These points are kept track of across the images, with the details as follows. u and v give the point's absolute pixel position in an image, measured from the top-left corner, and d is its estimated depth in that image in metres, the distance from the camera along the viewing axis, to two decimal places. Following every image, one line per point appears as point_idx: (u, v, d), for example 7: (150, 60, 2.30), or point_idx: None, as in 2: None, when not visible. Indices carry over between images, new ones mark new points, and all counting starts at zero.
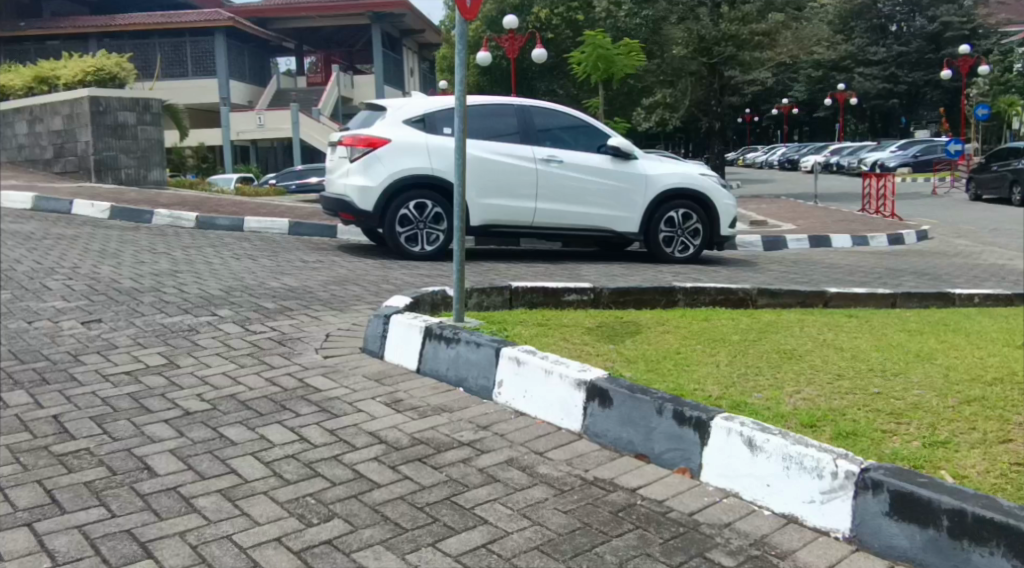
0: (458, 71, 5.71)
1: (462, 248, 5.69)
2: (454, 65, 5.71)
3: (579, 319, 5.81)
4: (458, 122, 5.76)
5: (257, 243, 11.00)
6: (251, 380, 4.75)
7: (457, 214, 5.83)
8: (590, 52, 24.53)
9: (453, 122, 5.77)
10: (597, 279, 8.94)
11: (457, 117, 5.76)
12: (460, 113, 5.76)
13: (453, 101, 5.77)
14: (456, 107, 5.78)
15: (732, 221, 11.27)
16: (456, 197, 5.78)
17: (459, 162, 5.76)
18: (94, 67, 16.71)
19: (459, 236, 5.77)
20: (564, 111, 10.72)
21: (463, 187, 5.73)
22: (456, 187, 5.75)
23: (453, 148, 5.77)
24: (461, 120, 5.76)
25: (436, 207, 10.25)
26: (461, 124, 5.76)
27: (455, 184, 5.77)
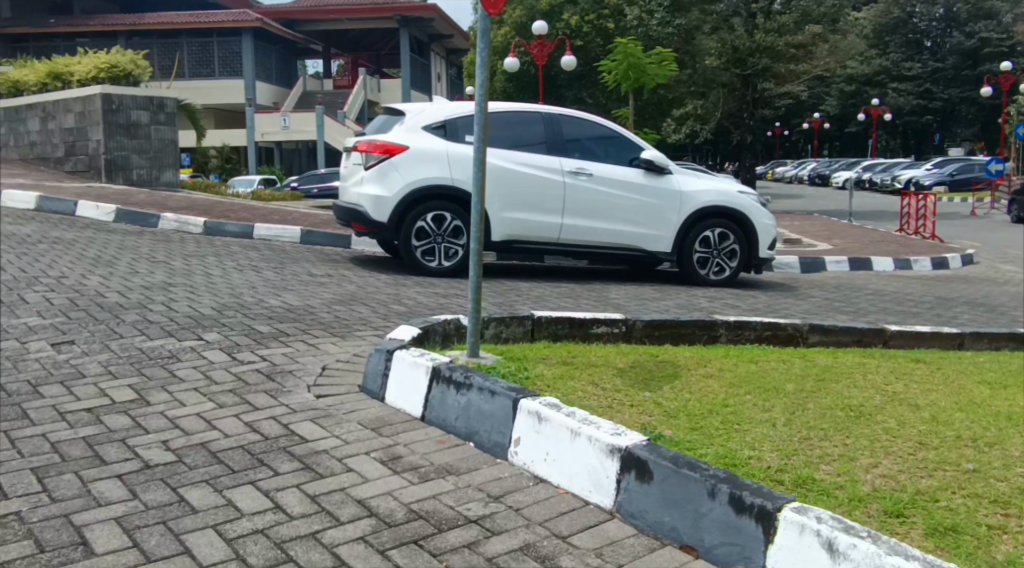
0: (481, 71, 5.04)
1: (478, 273, 5.03)
2: (476, 63, 5.04)
3: (609, 358, 5.12)
4: (479, 130, 5.10)
5: (265, 253, 10.39)
6: (228, 425, 4.09)
7: (474, 235, 5.15)
8: (620, 60, 23.78)
9: (474, 129, 5.11)
10: (627, 304, 8.25)
11: (478, 123, 5.09)
12: (481, 118, 5.10)
13: (474, 104, 5.11)
14: (477, 112, 5.11)
15: (771, 242, 10.51)
16: (475, 215, 5.09)
17: (479, 174, 5.09)
18: (109, 63, 16.23)
19: (476, 260, 5.11)
20: (594, 120, 10.06)
21: (482, 204, 5.05)
22: (474, 203, 5.07)
23: (473, 158, 5.10)
24: (482, 127, 5.10)
25: (455, 220, 9.58)
26: (482, 132, 5.10)
27: (473, 200, 5.09)
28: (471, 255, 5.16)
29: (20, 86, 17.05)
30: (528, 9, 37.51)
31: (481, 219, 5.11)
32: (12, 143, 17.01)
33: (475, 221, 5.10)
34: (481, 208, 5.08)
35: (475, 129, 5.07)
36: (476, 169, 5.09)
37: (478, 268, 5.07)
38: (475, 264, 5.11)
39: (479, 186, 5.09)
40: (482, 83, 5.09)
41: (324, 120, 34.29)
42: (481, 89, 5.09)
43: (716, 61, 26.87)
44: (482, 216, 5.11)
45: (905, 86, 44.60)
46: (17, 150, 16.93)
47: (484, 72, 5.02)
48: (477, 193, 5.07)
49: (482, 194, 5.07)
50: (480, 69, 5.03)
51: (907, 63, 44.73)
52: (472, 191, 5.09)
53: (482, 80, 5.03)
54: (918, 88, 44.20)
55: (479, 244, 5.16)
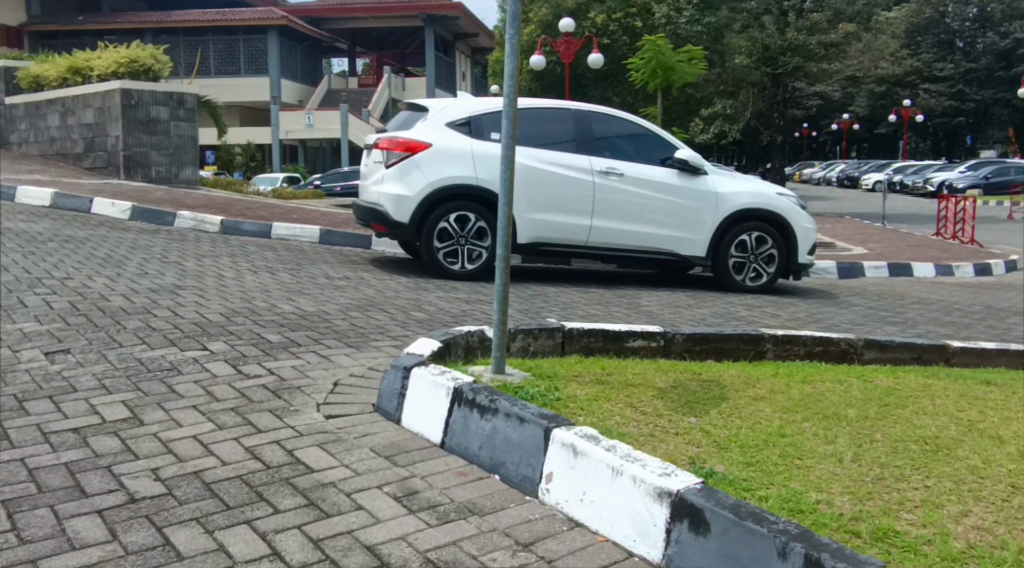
0: (510, 58, 4.58)
1: (504, 281, 4.59)
2: (505, 51, 4.59)
3: (649, 377, 4.67)
4: (507, 125, 4.66)
5: (282, 254, 10.01)
6: (227, 451, 3.68)
7: (500, 238, 4.70)
8: (649, 58, 23.32)
9: (501, 124, 4.66)
10: (662, 313, 7.79)
11: (506, 118, 4.65)
12: (510, 112, 4.65)
13: (502, 96, 4.67)
14: (506, 105, 4.68)
15: (811, 248, 9.97)
16: (503, 217, 4.65)
17: (508, 173, 4.64)
18: (129, 58, 15.49)
19: (503, 265, 4.66)
20: (626, 118, 9.60)
21: (510, 205, 4.60)
22: (502, 205, 4.63)
23: (501, 157, 4.66)
24: (511, 121, 4.65)
25: (480, 221, 9.15)
26: (511, 127, 4.66)
27: (500, 202, 4.65)
28: (497, 261, 4.71)
29: (41, 81, 16.84)
30: (555, 7, 37.15)
31: (508, 221, 4.67)
32: (32, 138, 16.78)
33: (503, 224, 4.66)
34: (509, 209, 4.63)
35: (502, 125, 4.63)
36: (504, 167, 4.64)
37: (505, 275, 4.63)
38: (502, 270, 4.66)
39: (508, 184, 4.63)
40: (511, 72, 4.63)
41: (349, 118, 33.99)
42: (510, 79, 4.65)
43: (747, 60, 26.27)
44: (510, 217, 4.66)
45: (938, 87, 43.87)
46: (37, 146, 16.71)
47: (514, 60, 4.56)
48: (505, 193, 4.63)
49: (510, 194, 4.63)
50: (508, 55, 4.58)
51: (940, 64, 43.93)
52: (500, 191, 4.64)
53: (512, 69, 4.58)
54: (950, 89, 43.45)
55: (505, 248, 4.71)
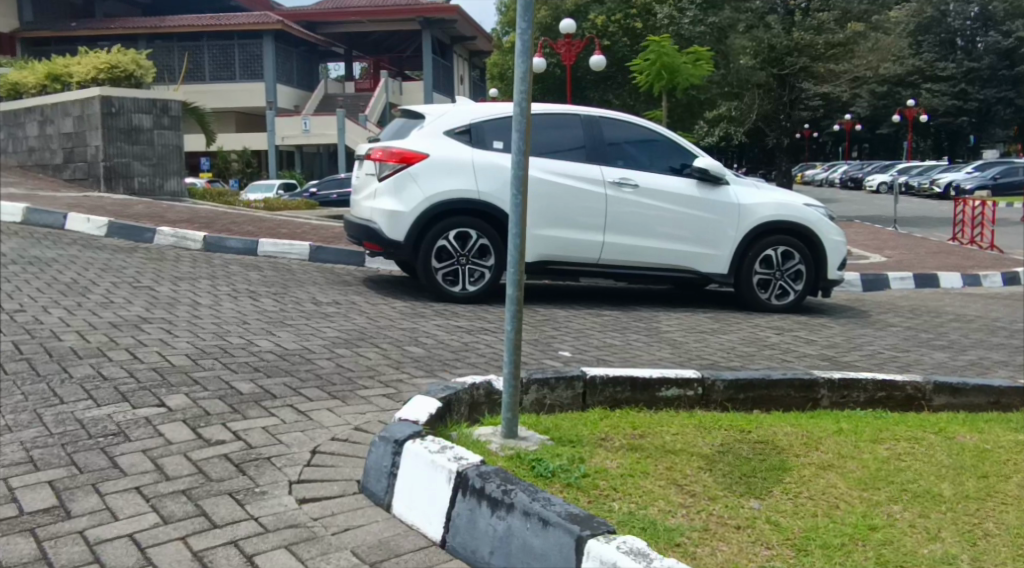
0: (521, 56, 3.75)
1: (516, 327, 3.76)
2: (516, 48, 3.75)
3: (692, 440, 3.89)
4: (519, 138, 3.84)
5: (268, 274, 9.24)
6: (170, 560, 2.91)
7: (511, 270, 3.81)
8: (653, 58, 22.60)
9: (512, 137, 3.83)
10: (686, 343, 7.01)
11: (518, 129, 3.84)
12: (522, 120, 3.85)
13: (513, 103, 3.85)
14: (516, 114, 3.86)
15: (841, 262, 9.16)
16: (514, 249, 3.80)
17: (520, 196, 3.78)
18: (109, 63, 14.83)
19: (514, 307, 3.78)
20: (639, 124, 8.84)
21: (523, 234, 3.77)
22: (512, 233, 3.78)
23: (511, 177, 3.82)
24: (524, 132, 3.85)
25: (482, 238, 8.37)
26: (523, 141, 3.84)
27: (510, 231, 3.80)
28: (507, 302, 3.83)
29: (19, 90, 16.05)
30: (554, 9, 36.51)
31: (521, 253, 3.81)
32: (11, 149, 16.01)
33: (513, 259, 3.80)
34: (521, 237, 3.78)
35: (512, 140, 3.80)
36: (516, 188, 3.80)
37: (516, 319, 3.77)
38: (513, 314, 3.78)
39: (521, 208, 3.77)
40: (522, 73, 3.80)
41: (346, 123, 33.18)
42: (521, 82, 3.81)
43: (752, 60, 25.53)
44: (522, 246, 3.82)
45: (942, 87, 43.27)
46: (16, 157, 15.92)
47: (527, 59, 3.73)
48: (517, 220, 3.78)
49: (522, 221, 3.77)
50: (519, 52, 3.74)
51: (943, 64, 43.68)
52: (510, 216, 3.78)
53: (524, 69, 3.75)
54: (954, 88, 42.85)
55: (516, 287, 3.80)
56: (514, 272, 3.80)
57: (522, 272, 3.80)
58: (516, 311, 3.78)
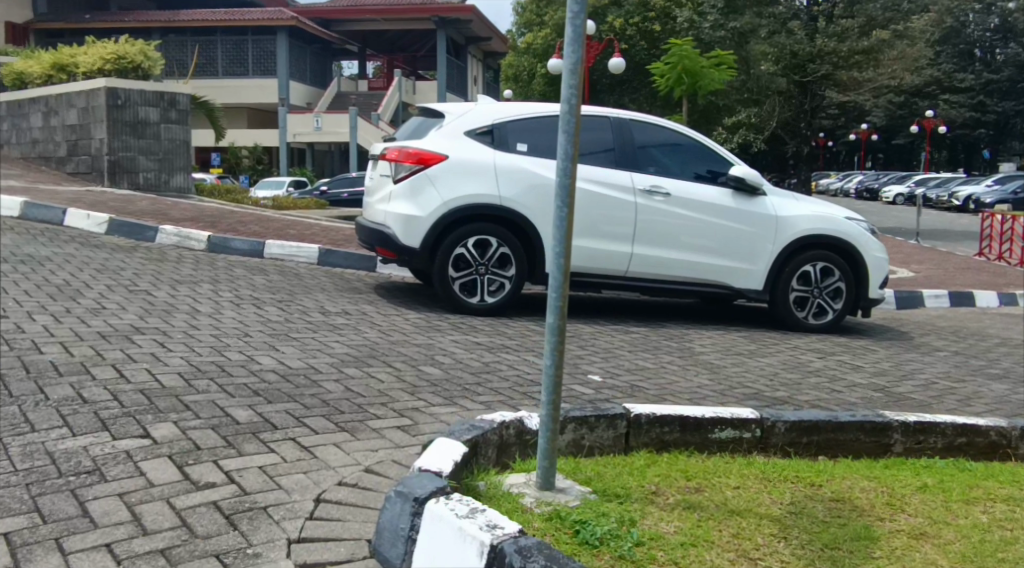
0: (571, 45, 3.10)
1: (556, 361, 3.21)
2: (565, 34, 3.10)
3: (758, 497, 3.34)
4: (566, 140, 3.18)
5: (274, 279, 8.72)
6: None
7: (552, 293, 3.23)
8: (674, 62, 22.07)
9: (558, 139, 3.18)
10: (723, 366, 6.46)
11: (564, 132, 3.17)
12: (571, 121, 3.17)
13: (560, 100, 3.16)
14: (563, 115, 3.17)
15: (883, 280, 8.58)
16: (556, 269, 3.20)
17: (567, 209, 3.20)
18: (115, 54, 14.33)
19: (555, 337, 3.21)
20: (672, 127, 8.31)
21: (567, 255, 3.20)
22: (555, 251, 3.19)
23: (556, 186, 3.20)
24: (573, 136, 3.17)
25: (503, 246, 7.83)
26: (571, 145, 3.17)
27: (552, 250, 3.19)
28: (546, 330, 3.26)
29: (24, 79, 15.59)
30: None
31: (565, 276, 3.21)
32: (15, 140, 15.55)
33: (556, 281, 3.21)
34: (565, 255, 3.18)
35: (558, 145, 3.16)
36: (561, 201, 3.19)
37: (557, 351, 3.21)
38: (553, 346, 3.22)
39: (567, 224, 3.18)
40: (572, 65, 3.13)
41: (358, 122, 32.67)
42: (570, 75, 3.12)
43: (773, 66, 24.96)
44: (566, 267, 3.21)
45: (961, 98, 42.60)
46: (19, 148, 15.46)
47: (579, 45, 3.07)
48: (562, 237, 3.18)
49: (568, 239, 3.16)
50: (569, 37, 3.09)
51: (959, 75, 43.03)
52: (552, 232, 3.20)
53: (574, 62, 3.10)
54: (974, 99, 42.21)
55: (558, 314, 3.23)
56: (556, 294, 3.23)
57: (566, 298, 3.21)
58: (558, 342, 3.22)
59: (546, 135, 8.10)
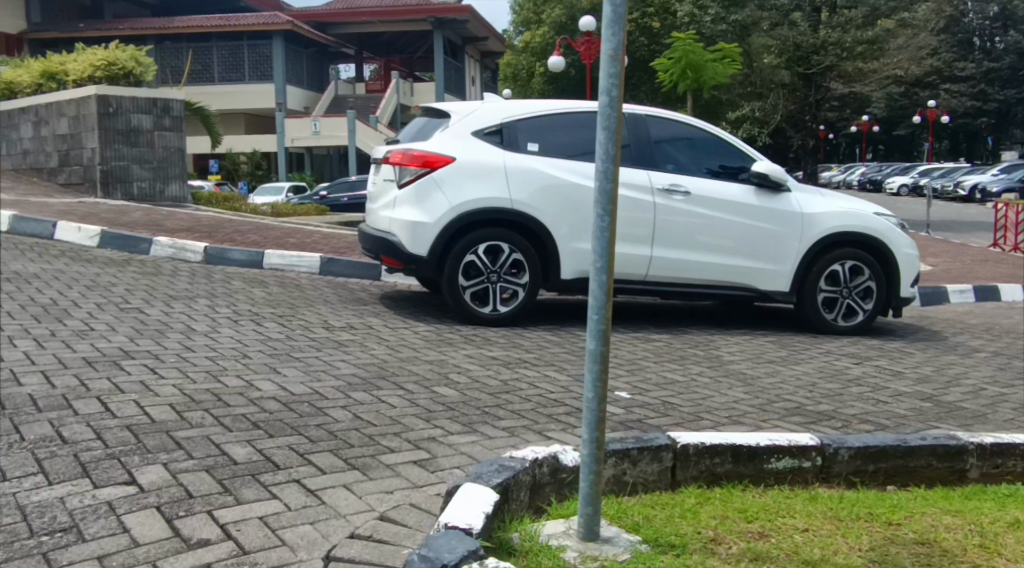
0: (610, 31, 2.64)
1: (599, 396, 2.76)
2: (602, 19, 2.65)
3: (833, 544, 2.90)
4: (606, 139, 2.72)
5: (275, 291, 8.31)
6: None
7: (593, 315, 2.78)
8: (678, 57, 21.67)
9: (597, 138, 2.73)
10: (755, 375, 6.03)
11: (604, 129, 2.71)
12: (611, 117, 2.71)
13: (598, 93, 2.70)
14: (602, 112, 2.71)
15: (915, 278, 8.14)
16: (597, 287, 2.75)
17: (608, 218, 2.75)
18: (106, 60, 13.91)
19: (598, 367, 2.76)
20: (689, 122, 7.88)
21: (610, 272, 2.75)
22: (596, 268, 2.74)
23: (595, 192, 2.75)
24: (613, 133, 2.71)
25: (515, 252, 7.40)
26: (613, 143, 2.71)
27: (593, 265, 2.74)
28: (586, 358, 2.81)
29: (14, 89, 15.19)
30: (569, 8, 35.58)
31: (606, 295, 2.76)
32: (6, 152, 15.13)
33: (597, 300, 2.76)
34: (608, 270, 2.73)
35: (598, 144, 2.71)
36: (601, 208, 2.74)
37: (599, 384, 2.77)
38: (594, 378, 2.77)
39: (608, 236, 2.73)
40: (610, 54, 2.67)
41: (356, 125, 32.25)
42: (609, 64, 2.67)
43: (776, 59, 24.55)
44: (608, 283, 2.77)
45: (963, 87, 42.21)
46: (10, 160, 15.04)
47: (620, 28, 2.62)
48: (602, 251, 2.72)
49: (609, 253, 2.72)
50: (606, 20, 2.65)
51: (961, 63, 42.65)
52: (592, 244, 2.74)
53: (613, 50, 2.64)
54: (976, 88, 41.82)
55: (599, 338, 2.78)
56: (597, 315, 2.78)
57: (608, 319, 2.77)
58: (600, 371, 2.77)
59: (558, 133, 7.69)
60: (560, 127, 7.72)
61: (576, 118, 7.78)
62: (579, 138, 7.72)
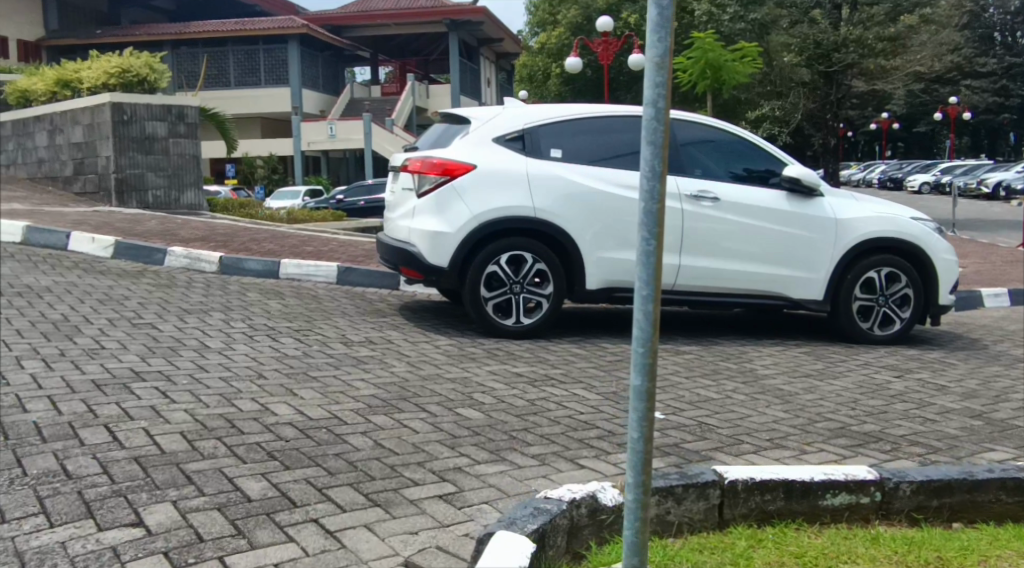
0: (654, 36, 2.40)
1: (645, 436, 2.50)
2: (646, 23, 2.41)
3: None
4: (651, 154, 2.44)
5: (291, 303, 8.10)
6: None
7: (637, 347, 2.50)
8: (697, 56, 21.36)
9: (641, 153, 2.46)
10: (793, 392, 5.74)
11: (649, 144, 2.44)
12: (657, 129, 2.44)
13: (643, 103, 2.44)
14: (647, 125, 2.45)
15: (954, 284, 7.83)
16: (643, 317, 2.48)
17: (654, 241, 2.47)
18: (120, 67, 13.71)
19: (643, 406, 2.50)
20: (717, 126, 7.63)
21: (657, 301, 2.48)
22: (642, 296, 2.47)
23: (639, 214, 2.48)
24: (660, 149, 2.44)
25: (538, 262, 7.16)
26: (659, 159, 2.44)
27: (638, 293, 2.47)
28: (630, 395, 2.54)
29: (29, 97, 15.09)
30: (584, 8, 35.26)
31: (654, 326, 2.49)
32: (21, 160, 15.02)
33: (642, 332, 2.49)
34: (654, 299, 2.47)
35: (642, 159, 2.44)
36: (647, 230, 2.46)
37: (646, 423, 2.51)
38: (640, 417, 2.51)
39: (656, 261, 2.47)
40: (655, 61, 2.41)
41: (372, 128, 32.06)
42: (654, 73, 2.42)
43: (796, 57, 24.13)
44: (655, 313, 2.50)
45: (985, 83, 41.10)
46: (25, 168, 14.93)
47: (667, 33, 2.38)
48: (648, 278, 2.45)
49: (656, 280, 2.46)
50: (652, 23, 2.41)
51: (982, 59, 42.02)
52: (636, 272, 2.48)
53: (658, 56, 2.38)
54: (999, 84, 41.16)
55: (645, 374, 2.50)
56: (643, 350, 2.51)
57: (655, 353, 2.49)
58: (646, 409, 2.51)
59: (582, 137, 7.45)
60: (584, 132, 7.48)
61: (601, 122, 7.55)
62: (603, 142, 7.48)
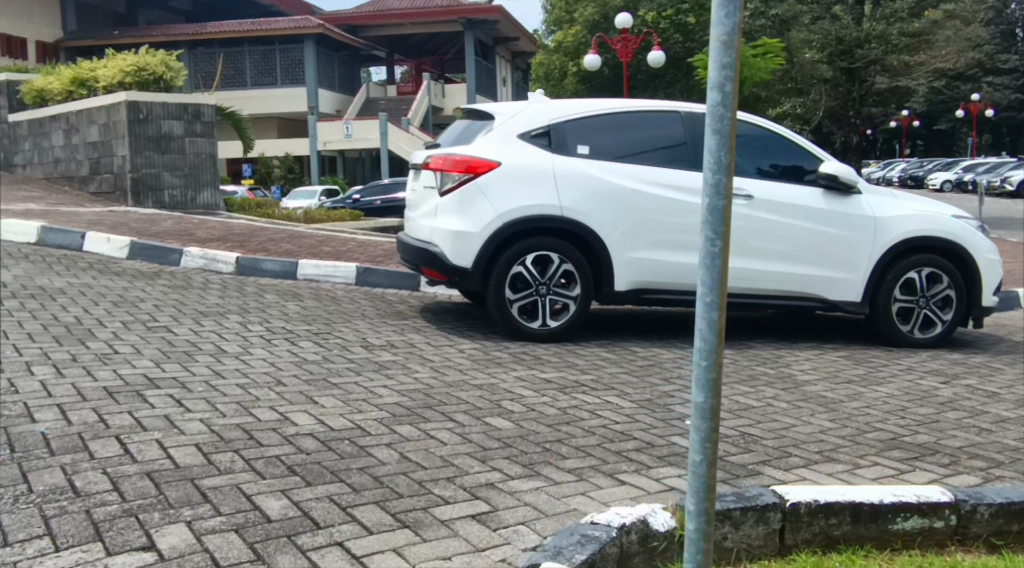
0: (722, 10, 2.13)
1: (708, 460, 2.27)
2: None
3: None
4: (717, 144, 2.17)
5: (310, 305, 7.87)
6: None
7: (700, 362, 2.25)
8: (719, 53, 21.10)
9: (704, 144, 2.19)
10: (835, 399, 5.47)
11: (714, 131, 2.16)
12: (723, 114, 2.16)
13: (708, 85, 2.16)
14: (713, 110, 2.17)
15: (997, 285, 7.53)
16: (707, 326, 2.22)
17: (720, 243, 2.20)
18: (136, 65, 13.50)
19: (707, 428, 2.25)
20: (751, 121, 7.37)
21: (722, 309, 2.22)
22: (705, 305, 2.21)
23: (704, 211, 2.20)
24: (726, 137, 2.16)
25: (565, 262, 6.90)
26: (726, 148, 2.16)
27: (702, 302, 2.22)
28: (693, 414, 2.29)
29: (45, 96, 14.96)
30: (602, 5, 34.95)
31: (719, 338, 2.23)
32: (37, 160, 14.89)
33: (706, 344, 2.23)
34: (719, 307, 2.21)
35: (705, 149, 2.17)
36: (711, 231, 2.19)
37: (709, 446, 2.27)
38: (703, 440, 2.27)
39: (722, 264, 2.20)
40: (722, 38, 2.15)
41: (389, 127, 31.90)
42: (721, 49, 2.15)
43: (817, 53, 23.81)
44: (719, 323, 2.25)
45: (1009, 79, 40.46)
46: (41, 168, 14.80)
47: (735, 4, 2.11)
48: (713, 284, 2.19)
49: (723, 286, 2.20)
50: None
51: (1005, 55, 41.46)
52: (699, 277, 2.22)
53: (726, 31, 2.12)
54: None
55: (710, 390, 2.24)
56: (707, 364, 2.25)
57: (720, 368, 2.23)
58: (710, 430, 2.27)
59: (611, 133, 7.20)
60: (614, 127, 7.23)
61: (631, 117, 7.30)
62: (634, 138, 7.22)
